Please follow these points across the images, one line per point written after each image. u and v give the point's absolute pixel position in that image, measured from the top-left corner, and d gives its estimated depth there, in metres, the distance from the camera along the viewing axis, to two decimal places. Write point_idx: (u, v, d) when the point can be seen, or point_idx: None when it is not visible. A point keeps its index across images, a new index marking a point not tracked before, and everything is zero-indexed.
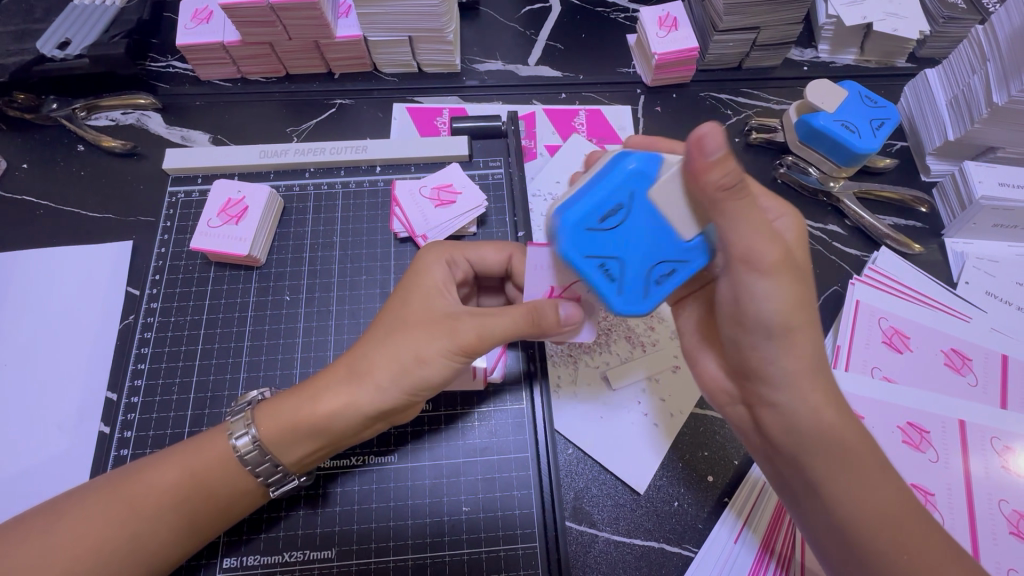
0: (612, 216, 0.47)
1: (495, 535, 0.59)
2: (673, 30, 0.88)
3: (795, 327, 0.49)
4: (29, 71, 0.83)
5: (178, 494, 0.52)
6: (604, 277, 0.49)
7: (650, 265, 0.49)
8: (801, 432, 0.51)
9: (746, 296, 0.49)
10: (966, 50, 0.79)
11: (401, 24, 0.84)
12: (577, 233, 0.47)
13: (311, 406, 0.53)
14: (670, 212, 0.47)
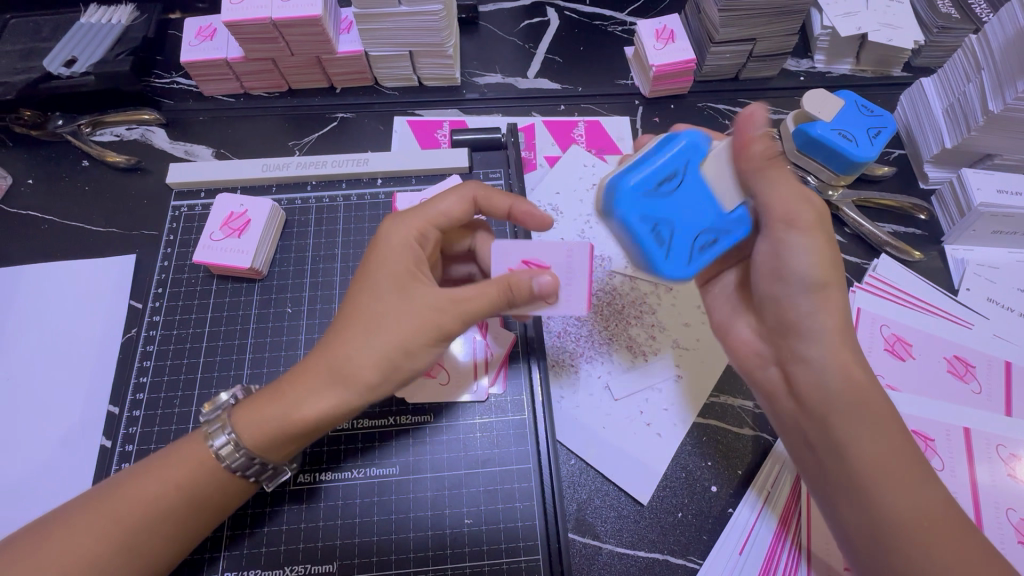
0: (666, 184, 0.58)
1: (498, 546, 0.59)
2: (670, 42, 0.89)
3: (829, 282, 0.53)
4: (36, 89, 0.85)
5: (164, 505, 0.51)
6: (653, 238, 0.57)
7: (694, 232, 0.57)
8: (836, 409, 0.52)
9: (785, 252, 0.54)
10: (961, 59, 0.80)
11: (402, 38, 0.86)
12: (635, 198, 0.57)
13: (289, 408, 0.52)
14: (718, 185, 0.58)
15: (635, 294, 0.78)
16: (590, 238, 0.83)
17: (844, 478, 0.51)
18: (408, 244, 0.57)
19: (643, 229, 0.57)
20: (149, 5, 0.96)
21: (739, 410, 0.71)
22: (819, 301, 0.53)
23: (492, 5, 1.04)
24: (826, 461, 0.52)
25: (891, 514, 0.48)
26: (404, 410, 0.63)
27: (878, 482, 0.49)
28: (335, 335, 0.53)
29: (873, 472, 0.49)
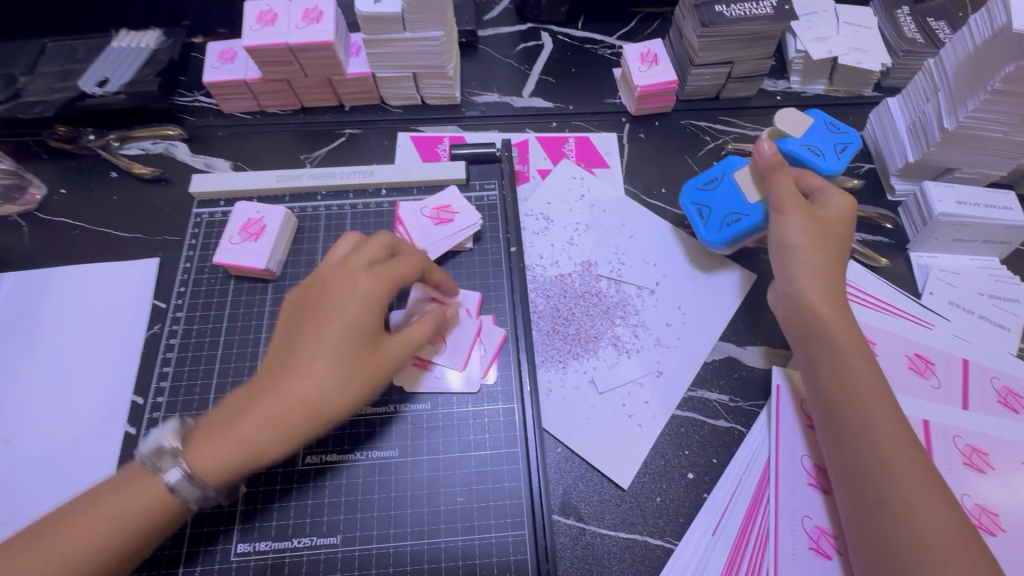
0: (711, 184, 0.85)
1: (488, 522, 0.63)
2: (654, 65, 0.97)
3: (803, 245, 0.72)
4: (72, 106, 0.93)
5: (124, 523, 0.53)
6: (698, 215, 0.84)
7: (728, 213, 0.82)
8: (846, 378, 0.66)
9: (778, 229, 0.74)
10: (920, 81, 0.87)
11: (406, 61, 0.94)
12: (691, 190, 0.86)
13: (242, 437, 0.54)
14: (746, 186, 0.81)
15: (619, 296, 0.84)
16: (578, 244, 0.89)
17: (859, 437, 0.63)
18: (371, 295, 0.60)
19: (692, 210, 0.85)
20: (174, 30, 1.04)
21: (715, 403, 0.77)
22: (805, 267, 0.72)
23: (490, 30, 1.12)
24: (840, 419, 0.65)
25: (927, 530, 0.57)
26: (403, 399, 0.69)
27: (882, 439, 0.62)
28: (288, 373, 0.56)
29: (910, 487, 0.59)
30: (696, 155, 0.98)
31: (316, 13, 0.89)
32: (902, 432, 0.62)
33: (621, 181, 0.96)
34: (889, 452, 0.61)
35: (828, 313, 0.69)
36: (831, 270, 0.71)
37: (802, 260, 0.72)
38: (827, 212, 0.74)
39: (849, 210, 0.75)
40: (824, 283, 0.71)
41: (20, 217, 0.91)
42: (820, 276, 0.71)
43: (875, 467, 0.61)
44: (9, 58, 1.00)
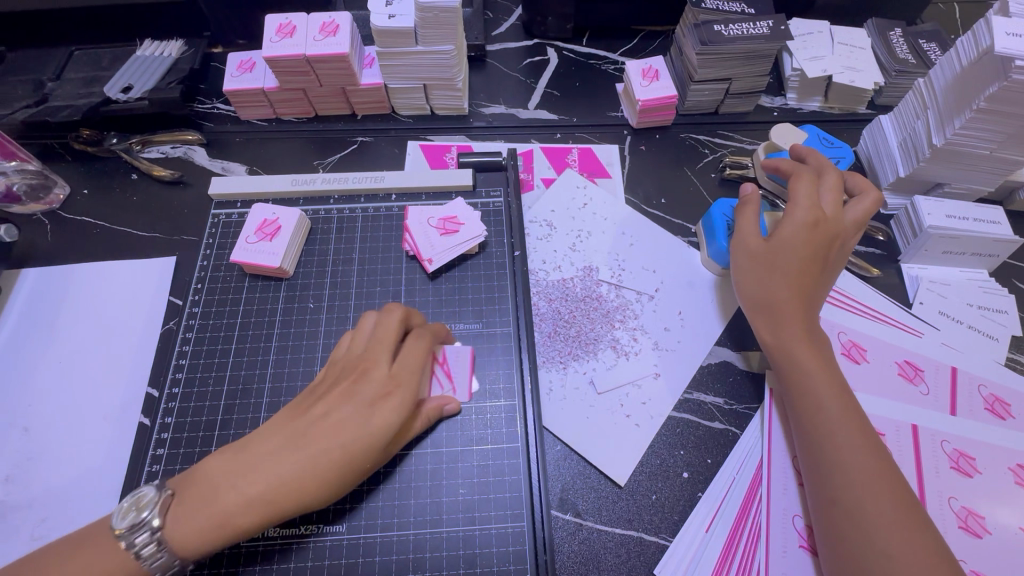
0: None
1: (489, 514, 0.65)
2: (655, 80, 1.01)
3: (759, 280, 0.74)
4: (97, 111, 0.98)
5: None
6: (726, 227, 0.87)
7: None
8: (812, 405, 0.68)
9: (738, 266, 0.77)
10: (911, 99, 0.90)
11: (418, 73, 0.98)
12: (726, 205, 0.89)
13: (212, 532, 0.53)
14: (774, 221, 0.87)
15: (619, 301, 0.87)
16: (580, 250, 0.92)
17: (830, 463, 0.64)
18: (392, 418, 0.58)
19: (721, 220, 0.88)
20: (196, 40, 1.09)
21: (710, 406, 0.79)
22: (761, 304, 0.74)
23: (498, 45, 1.17)
24: (809, 437, 0.67)
25: (888, 557, 0.58)
26: None
27: (851, 465, 0.63)
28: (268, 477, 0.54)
29: (872, 516, 0.60)
30: (695, 167, 1.02)
31: (333, 26, 0.93)
32: (867, 456, 0.64)
33: (622, 190, 0.99)
34: (858, 478, 0.62)
35: (792, 341, 0.71)
36: (798, 295, 0.72)
37: (766, 290, 0.73)
38: (787, 235, 0.73)
39: (813, 226, 0.73)
40: (787, 311, 0.72)
41: (43, 215, 0.95)
42: (784, 305, 0.72)
43: (847, 494, 0.62)
44: (37, 64, 1.04)
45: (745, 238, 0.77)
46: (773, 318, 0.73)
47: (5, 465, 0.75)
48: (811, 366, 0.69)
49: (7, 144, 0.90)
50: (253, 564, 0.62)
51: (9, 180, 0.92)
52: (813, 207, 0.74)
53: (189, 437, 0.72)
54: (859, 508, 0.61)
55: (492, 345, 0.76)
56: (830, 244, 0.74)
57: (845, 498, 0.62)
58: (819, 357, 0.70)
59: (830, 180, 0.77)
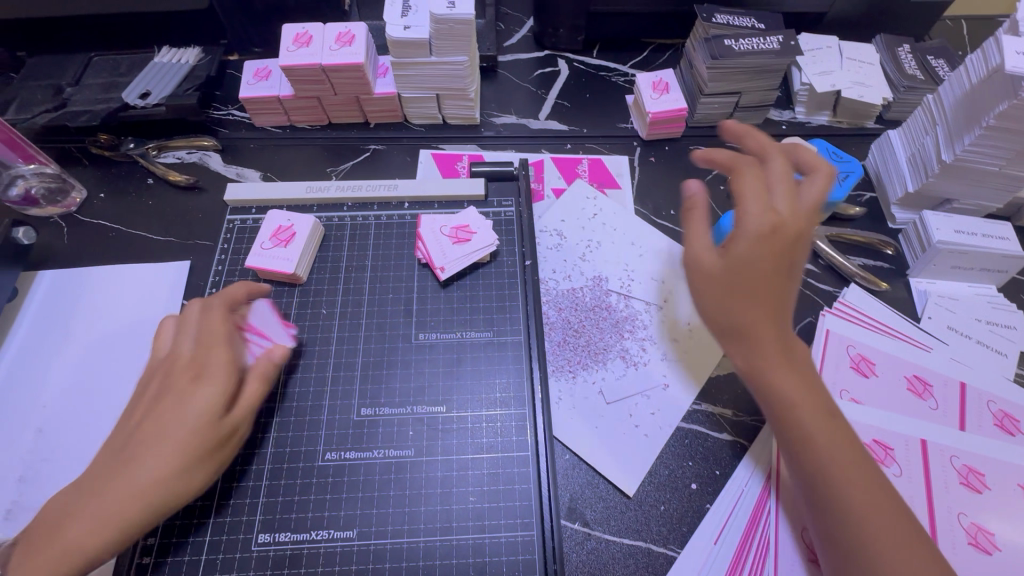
0: None
1: (498, 522, 0.65)
2: (665, 93, 1.02)
3: (724, 304, 0.62)
4: (115, 116, 0.99)
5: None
6: None
7: None
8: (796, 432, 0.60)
9: (711, 289, 0.63)
10: (920, 115, 0.91)
11: (431, 83, 0.99)
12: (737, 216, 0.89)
13: (90, 540, 0.55)
14: None
15: (628, 311, 0.88)
16: (589, 260, 0.93)
17: (823, 488, 0.58)
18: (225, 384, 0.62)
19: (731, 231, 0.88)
20: (212, 48, 1.11)
21: (719, 417, 0.80)
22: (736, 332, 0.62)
23: (510, 56, 1.18)
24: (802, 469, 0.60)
25: None
26: (421, 403, 0.72)
27: (846, 488, 0.58)
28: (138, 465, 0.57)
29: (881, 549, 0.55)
30: (704, 179, 1.03)
31: (348, 36, 0.94)
32: (857, 472, 0.59)
33: (632, 201, 1.00)
34: (855, 499, 0.57)
35: (766, 362, 0.62)
36: (771, 309, 0.62)
37: (733, 311, 0.62)
38: (746, 248, 0.62)
39: (788, 230, 0.63)
40: (760, 333, 0.62)
41: (60, 218, 0.96)
42: (756, 327, 0.62)
43: (848, 519, 0.57)
44: (56, 69, 1.06)
45: (708, 255, 0.64)
46: (743, 343, 0.62)
47: (18, 466, 0.75)
48: (789, 388, 0.61)
49: (28, 148, 0.92)
50: (210, 549, 0.63)
51: (28, 184, 0.94)
52: (778, 206, 0.63)
53: None
54: (862, 532, 0.56)
55: (503, 353, 0.76)
56: (795, 250, 0.63)
57: (848, 524, 0.57)
58: (804, 380, 0.62)
59: (785, 183, 0.65)
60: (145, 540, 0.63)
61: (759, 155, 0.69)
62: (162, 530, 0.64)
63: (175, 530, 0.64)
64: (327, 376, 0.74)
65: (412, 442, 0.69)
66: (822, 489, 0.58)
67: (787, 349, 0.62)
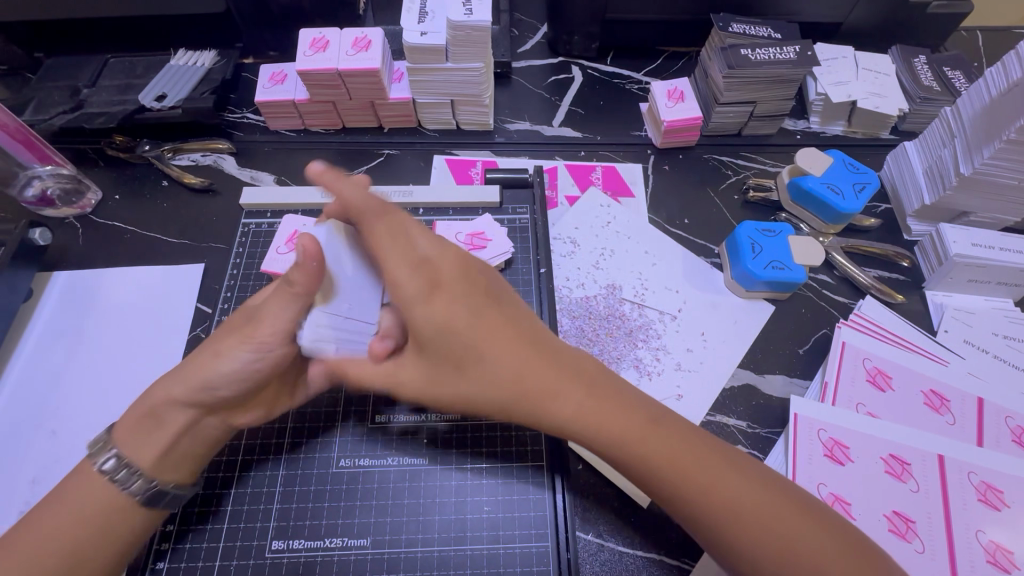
0: (769, 230, 0.89)
1: (513, 533, 0.65)
2: (680, 101, 1.02)
3: (453, 348, 0.58)
4: (131, 119, 1.00)
5: (107, 518, 0.57)
6: (750, 250, 0.87)
7: (773, 258, 0.86)
8: (642, 468, 0.58)
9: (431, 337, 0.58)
10: (938, 127, 0.91)
11: (446, 89, 1.00)
12: (751, 227, 0.89)
13: (163, 395, 0.60)
14: (799, 246, 0.87)
15: (642, 320, 0.88)
16: (603, 268, 0.93)
17: (697, 507, 0.57)
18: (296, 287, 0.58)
19: (745, 242, 0.88)
20: (228, 51, 1.11)
21: (733, 429, 0.79)
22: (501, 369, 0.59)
23: (524, 62, 1.18)
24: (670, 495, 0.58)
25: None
26: (435, 410, 0.71)
27: (715, 498, 0.56)
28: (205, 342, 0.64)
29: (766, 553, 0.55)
30: (718, 188, 1.02)
31: (365, 42, 0.95)
32: (721, 473, 0.58)
33: (646, 210, 1.00)
34: (731, 510, 0.56)
35: (580, 412, 0.59)
36: (524, 359, 0.59)
37: (495, 382, 0.59)
38: (432, 323, 0.58)
39: (449, 288, 0.59)
40: (524, 377, 0.59)
41: (76, 219, 0.96)
42: (530, 385, 0.58)
43: (730, 531, 0.56)
44: (73, 70, 1.06)
45: (403, 365, 0.62)
46: (560, 403, 0.59)
47: (33, 467, 0.76)
48: (614, 427, 0.59)
49: (44, 148, 0.92)
50: (224, 555, 0.63)
51: (44, 184, 0.94)
52: (417, 271, 0.58)
53: None
54: (752, 538, 0.55)
55: None
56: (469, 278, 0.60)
57: (739, 538, 0.55)
58: (582, 399, 0.59)
59: (392, 235, 0.60)
60: (157, 545, 0.63)
61: (360, 219, 0.61)
62: (176, 534, 0.64)
63: (188, 534, 0.64)
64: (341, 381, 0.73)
65: (425, 451, 0.69)
66: (694, 511, 0.57)
67: (581, 375, 0.60)
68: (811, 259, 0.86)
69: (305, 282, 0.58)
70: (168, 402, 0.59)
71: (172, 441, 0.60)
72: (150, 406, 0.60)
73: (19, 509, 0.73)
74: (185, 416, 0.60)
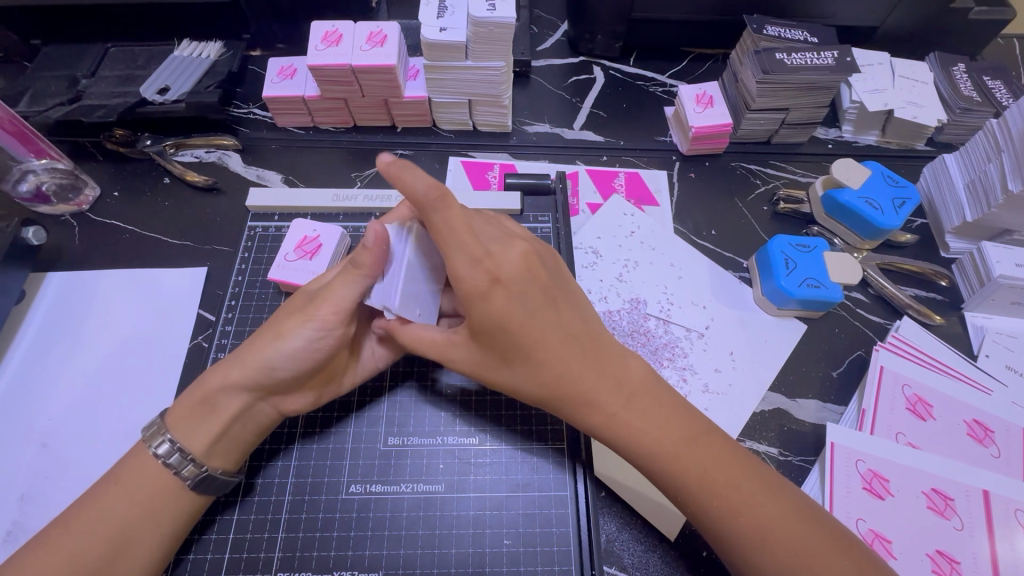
0: (803, 246, 0.85)
1: (535, 568, 0.61)
2: (709, 107, 0.97)
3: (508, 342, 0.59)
4: (133, 113, 0.95)
5: (153, 504, 0.56)
6: (783, 266, 0.83)
7: (806, 275, 0.82)
8: (674, 466, 0.59)
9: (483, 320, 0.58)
10: (982, 140, 0.86)
11: (464, 89, 0.95)
12: (784, 242, 0.85)
13: (222, 378, 0.59)
14: (834, 263, 0.82)
15: (668, 337, 0.84)
16: (627, 281, 0.88)
17: (717, 508, 0.57)
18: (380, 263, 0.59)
19: (779, 258, 0.84)
20: (235, 42, 1.06)
21: (764, 456, 0.75)
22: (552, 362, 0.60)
23: (543, 61, 1.13)
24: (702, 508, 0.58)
25: None
26: (453, 433, 0.67)
27: (734, 502, 0.57)
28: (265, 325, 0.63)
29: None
30: (747, 198, 0.98)
31: (380, 36, 0.90)
32: (743, 479, 0.58)
33: (670, 220, 0.95)
34: (752, 514, 0.56)
35: (615, 415, 0.60)
36: (569, 358, 0.60)
37: (540, 378, 0.60)
38: (485, 317, 0.58)
39: (505, 287, 0.58)
40: (572, 375, 0.60)
41: (72, 217, 0.91)
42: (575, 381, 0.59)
43: (745, 536, 0.56)
44: (73, 60, 1.02)
45: (456, 345, 0.61)
46: (594, 406, 0.60)
47: (21, 482, 0.71)
48: (652, 425, 0.60)
49: (38, 142, 0.87)
50: None
51: (39, 179, 0.89)
52: (478, 265, 0.57)
53: None
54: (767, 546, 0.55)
55: None
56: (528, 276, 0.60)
57: (753, 540, 0.55)
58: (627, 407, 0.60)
59: (454, 238, 0.56)
60: None
61: (421, 211, 0.56)
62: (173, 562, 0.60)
63: (186, 563, 0.60)
64: (352, 400, 0.69)
65: (442, 477, 0.65)
66: (707, 514, 0.57)
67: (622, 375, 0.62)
68: (846, 277, 0.81)
69: (371, 264, 0.58)
70: (225, 386, 0.59)
71: (223, 427, 0.59)
72: (205, 391, 0.59)
73: (6, 528, 0.68)
74: (238, 401, 0.59)
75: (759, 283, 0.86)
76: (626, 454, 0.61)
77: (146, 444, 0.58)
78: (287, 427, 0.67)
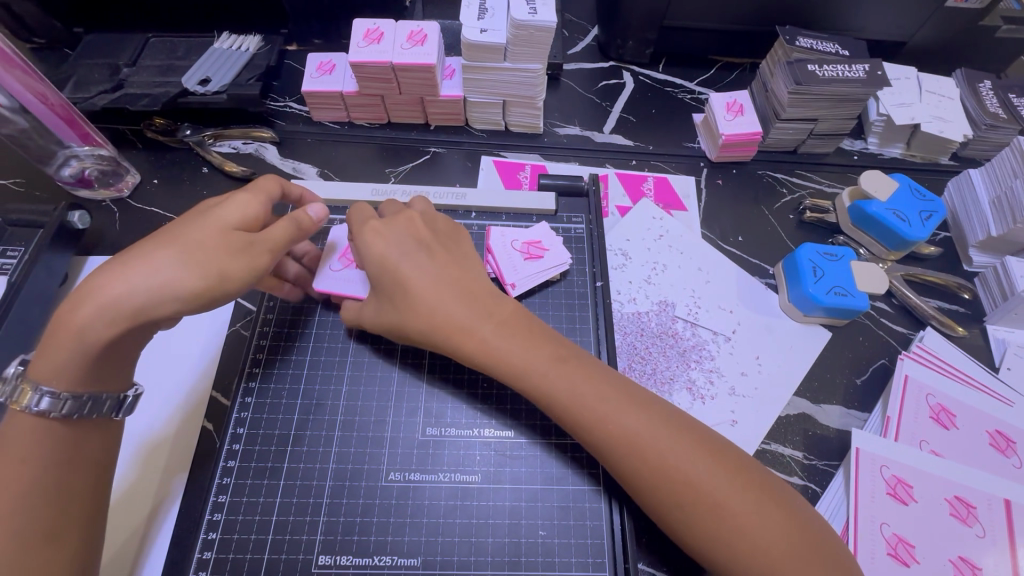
0: (830, 256, 0.86)
1: (570, 560, 0.62)
2: (740, 115, 0.98)
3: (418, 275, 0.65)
4: (174, 103, 0.96)
5: (77, 448, 0.57)
6: (811, 274, 0.84)
7: (832, 284, 0.83)
8: (638, 459, 0.56)
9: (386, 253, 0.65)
10: (1008, 156, 0.88)
11: (500, 89, 0.96)
12: (811, 251, 0.86)
13: (123, 286, 0.55)
14: (860, 274, 0.84)
15: (695, 340, 0.85)
16: (655, 283, 0.90)
17: (683, 495, 0.55)
18: (258, 192, 0.65)
19: (807, 266, 0.85)
20: (273, 37, 1.08)
21: (789, 459, 0.77)
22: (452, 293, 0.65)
23: (574, 64, 1.15)
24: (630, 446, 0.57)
25: (750, 531, 0.53)
26: (490, 425, 0.69)
27: (699, 486, 0.55)
28: (186, 230, 0.60)
29: (725, 492, 0.55)
30: (773, 206, 0.99)
31: (420, 36, 0.91)
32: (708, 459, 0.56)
33: (698, 224, 0.97)
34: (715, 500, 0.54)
35: (533, 364, 0.62)
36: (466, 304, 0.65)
37: (432, 317, 0.63)
38: (375, 265, 0.66)
39: (385, 227, 0.67)
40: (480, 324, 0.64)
41: (113, 203, 0.94)
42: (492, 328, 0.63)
43: (712, 525, 0.54)
44: (115, 48, 1.03)
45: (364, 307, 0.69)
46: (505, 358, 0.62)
47: None
48: (591, 403, 0.59)
49: (84, 126, 0.88)
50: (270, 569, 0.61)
51: (83, 165, 0.90)
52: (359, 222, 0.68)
53: (260, 451, 0.66)
54: (736, 536, 0.53)
55: None
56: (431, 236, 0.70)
57: (719, 530, 0.54)
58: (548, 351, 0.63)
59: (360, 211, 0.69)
60: (200, 554, 0.61)
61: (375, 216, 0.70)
62: (219, 542, 0.62)
63: (231, 543, 0.62)
64: (391, 391, 0.71)
65: (479, 467, 0.66)
66: (672, 516, 0.56)
67: (559, 353, 0.63)
68: (870, 289, 0.83)
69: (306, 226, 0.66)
70: (130, 317, 0.56)
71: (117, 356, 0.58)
72: (80, 330, 0.55)
73: None
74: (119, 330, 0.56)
75: (788, 290, 0.88)
76: (550, 397, 0.61)
77: (16, 404, 0.54)
78: (329, 414, 0.69)
